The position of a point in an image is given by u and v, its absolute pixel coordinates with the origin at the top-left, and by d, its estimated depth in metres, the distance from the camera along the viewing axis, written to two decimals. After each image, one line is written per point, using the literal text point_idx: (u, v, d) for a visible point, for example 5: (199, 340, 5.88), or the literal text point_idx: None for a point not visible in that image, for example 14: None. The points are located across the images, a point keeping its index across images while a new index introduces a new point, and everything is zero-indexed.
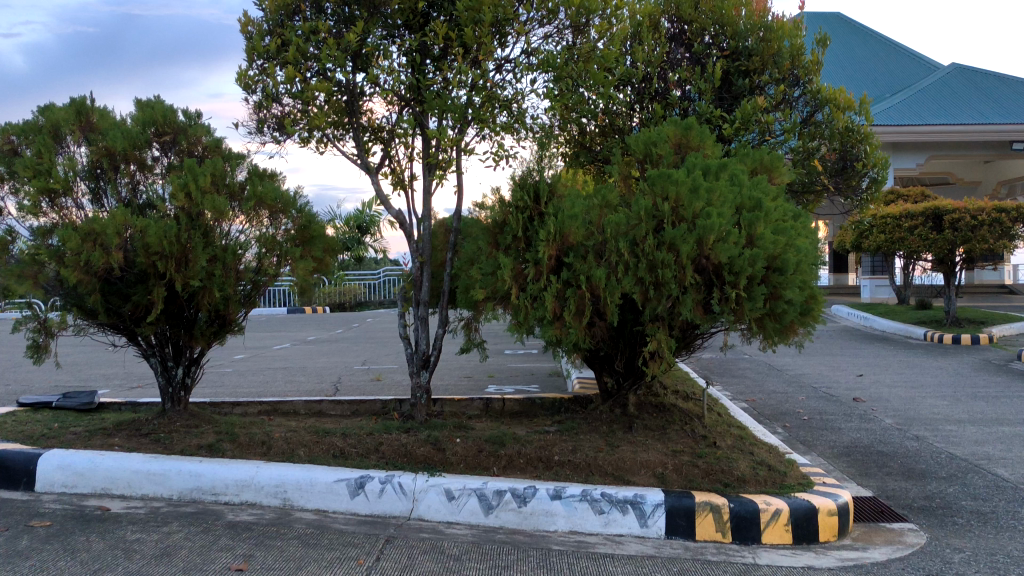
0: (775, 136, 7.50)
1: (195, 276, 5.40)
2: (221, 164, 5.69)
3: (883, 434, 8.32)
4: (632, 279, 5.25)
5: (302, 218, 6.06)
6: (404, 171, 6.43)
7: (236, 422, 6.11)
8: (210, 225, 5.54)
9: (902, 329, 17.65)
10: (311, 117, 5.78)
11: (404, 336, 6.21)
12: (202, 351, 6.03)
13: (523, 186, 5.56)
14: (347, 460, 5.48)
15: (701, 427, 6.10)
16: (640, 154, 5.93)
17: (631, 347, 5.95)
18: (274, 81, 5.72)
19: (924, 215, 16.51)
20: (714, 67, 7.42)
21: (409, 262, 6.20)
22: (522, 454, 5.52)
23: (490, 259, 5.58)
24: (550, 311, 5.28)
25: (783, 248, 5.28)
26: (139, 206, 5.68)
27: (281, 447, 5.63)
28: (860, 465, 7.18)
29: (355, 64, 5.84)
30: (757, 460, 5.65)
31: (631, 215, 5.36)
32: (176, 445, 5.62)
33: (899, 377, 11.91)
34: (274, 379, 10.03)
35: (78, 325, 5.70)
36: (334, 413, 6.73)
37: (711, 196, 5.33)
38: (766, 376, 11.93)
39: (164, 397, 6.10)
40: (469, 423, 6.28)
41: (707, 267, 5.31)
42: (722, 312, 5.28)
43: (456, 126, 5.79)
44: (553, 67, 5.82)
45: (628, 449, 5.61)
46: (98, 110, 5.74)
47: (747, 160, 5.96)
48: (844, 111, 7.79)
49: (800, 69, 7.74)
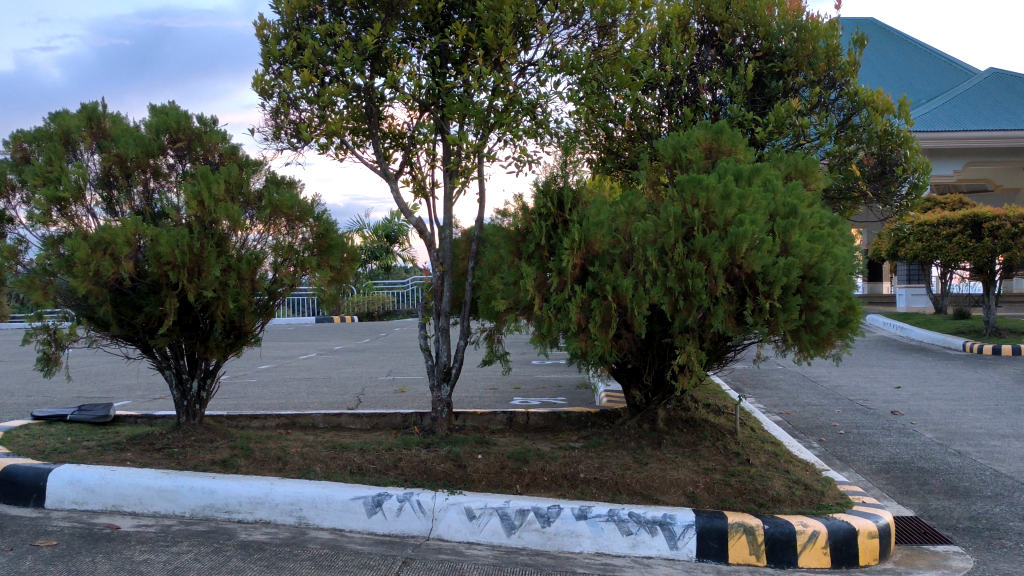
0: (810, 140, 7.23)
1: (208, 287, 5.23)
2: (236, 171, 5.54)
3: (923, 450, 8.01)
4: (661, 289, 5.01)
5: (319, 226, 5.90)
6: (425, 179, 6.29)
7: (252, 436, 5.94)
8: (224, 233, 5.38)
9: (939, 338, 17.20)
10: (328, 123, 5.61)
11: (425, 348, 6.01)
12: (217, 363, 5.88)
13: (546, 193, 5.35)
14: (365, 477, 5.29)
15: (734, 443, 5.84)
16: (669, 160, 5.70)
17: (660, 360, 5.71)
18: (290, 85, 5.57)
19: (963, 222, 16.11)
20: (746, 69, 7.18)
21: (430, 271, 6.00)
22: (547, 471, 5.30)
23: (512, 268, 5.37)
24: (575, 322, 5.05)
25: (819, 257, 5.04)
26: (153, 215, 5.55)
27: (297, 462, 5.45)
28: (900, 482, 6.88)
29: (374, 67, 5.66)
30: (793, 479, 5.38)
31: (659, 223, 5.14)
32: (189, 460, 5.45)
33: (939, 389, 11.54)
34: (297, 390, 9.88)
35: (90, 337, 5.56)
36: (354, 427, 6.55)
37: (743, 203, 5.10)
38: (800, 387, 11.61)
39: (179, 410, 5.95)
40: (491, 438, 6.07)
41: (739, 276, 5.07)
42: (755, 324, 5.04)
43: (479, 131, 5.62)
44: (578, 69, 5.61)
45: (657, 466, 5.37)
46: (111, 117, 5.64)
47: (780, 165, 5.74)
48: (883, 114, 7.46)
49: (836, 70, 7.44)
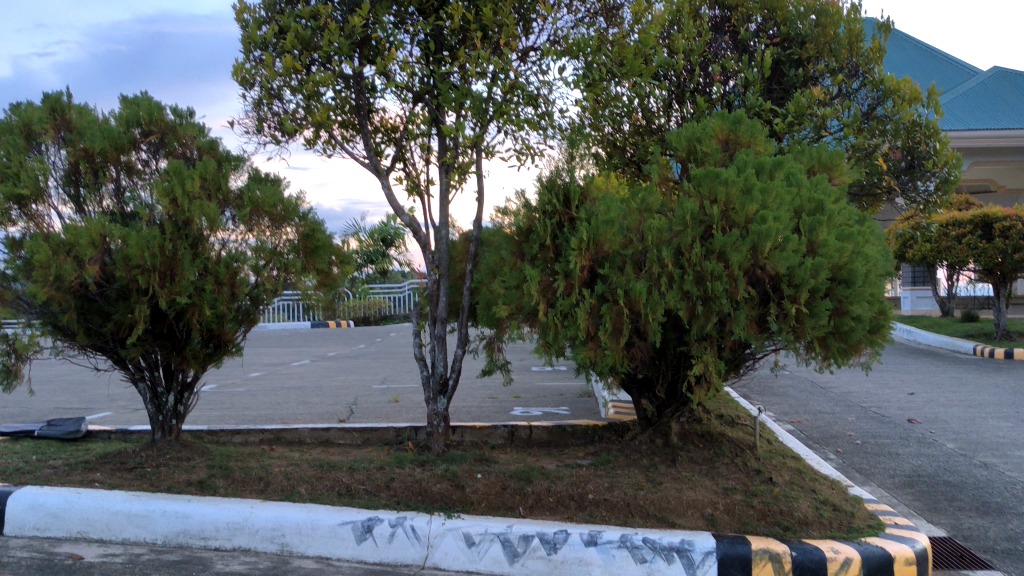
0: (831, 132, 6.80)
1: (182, 292, 4.78)
2: (213, 166, 5.11)
3: (946, 461, 7.57)
4: (678, 293, 4.59)
5: (305, 225, 5.45)
6: (420, 176, 5.88)
7: (233, 454, 5.49)
8: (201, 234, 4.95)
9: (948, 341, 16.77)
10: (313, 113, 5.17)
11: (420, 357, 5.58)
12: (196, 375, 5.42)
13: (551, 188, 4.92)
14: (353, 499, 4.84)
15: (755, 460, 5.40)
16: (683, 152, 5.29)
17: (674, 370, 5.27)
18: (271, 73, 5.11)
19: (972, 223, 15.70)
20: (762, 56, 6.80)
21: (425, 275, 5.57)
22: (552, 491, 4.86)
23: (514, 271, 4.95)
24: (583, 330, 4.61)
25: (849, 258, 4.61)
26: (123, 214, 5.11)
27: (280, 483, 5.00)
28: (927, 498, 6.45)
29: (363, 53, 5.24)
30: (819, 500, 4.95)
31: (674, 221, 4.72)
32: (163, 481, 5.01)
33: (954, 395, 11.11)
34: (287, 400, 9.43)
35: (56, 346, 5.11)
36: (343, 442, 6.10)
37: (765, 197, 4.68)
38: (810, 394, 11.18)
39: (153, 426, 5.49)
40: (491, 454, 5.63)
41: (762, 279, 4.64)
42: (780, 331, 4.60)
43: (479, 122, 5.23)
44: (584, 53, 5.17)
45: (672, 486, 4.93)
46: (77, 107, 5.18)
47: (801, 158, 5.34)
48: (910, 102, 7.02)
49: (859, 58, 7.08)
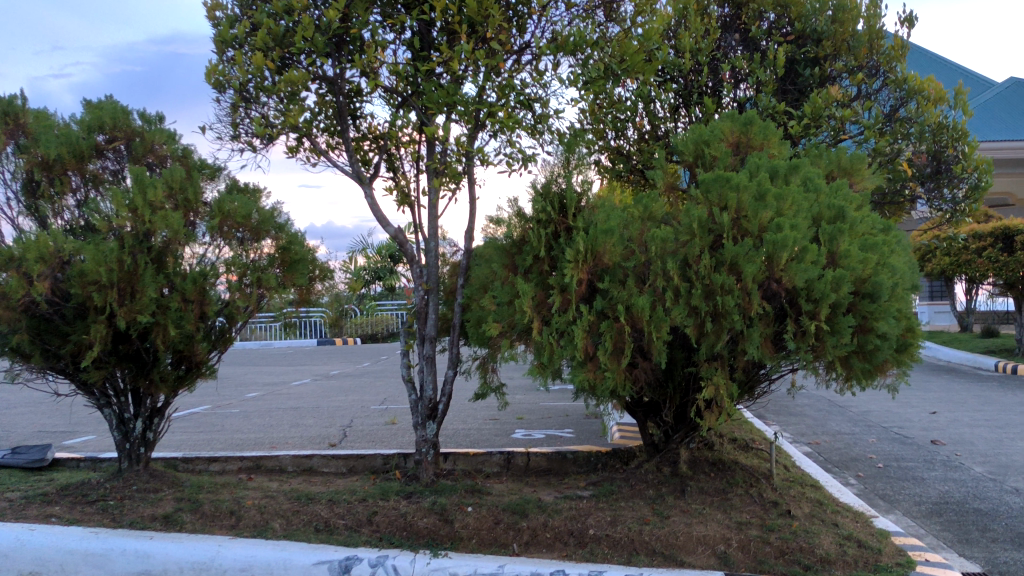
0: (851, 136, 6.40)
1: (143, 310, 4.40)
2: (181, 173, 4.75)
3: (975, 487, 7.10)
4: (684, 309, 4.17)
5: (283, 238, 5.14)
6: (410, 186, 5.50)
7: (205, 485, 5.09)
8: (166, 247, 4.59)
9: (969, 357, 16.23)
10: (287, 116, 4.79)
11: (407, 379, 5.17)
12: (166, 400, 5.03)
13: (545, 196, 4.55)
14: (331, 536, 4.40)
15: (771, 490, 4.95)
16: (691, 156, 4.89)
17: (683, 393, 4.85)
18: (241, 72, 4.74)
19: (993, 235, 15.16)
20: (776, 54, 6.40)
21: (413, 291, 5.18)
22: (549, 526, 4.42)
23: (506, 285, 4.56)
24: (580, 350, 4.19)
25: (874, 269, 4.20)
26: (83, 227, 4.75)
27: (253, 518, 4.58)
28: (957, 528, 5.98)
29: (340, 53, 4.88)
30: (843, 535, 4.49)
31: (680, 230, 4.32)
32: (125, 516, 4.59)
33: (979, 414, 10.61)
34: (279, 422, 9.04)
35: (11, 370, 4.75)
36: (327, 470, 5.69)
37: (780, 204, 4.28)
38: (827, 414, 10.71)
39: (120, 454, 5.08)
40: (484, 484, 5.21)
41: (778, 292, 4.22)
42: (798, 350, 4.18)
43: (470, 125, 4.85)
44: (582, 49, 4.79)
45: (680, 520, 4.49)
46: (35, 111, 4.86)
47: (821, 162, 4.91)
48: (935, 104, 6.60)
49: (879, 57, 6.72)
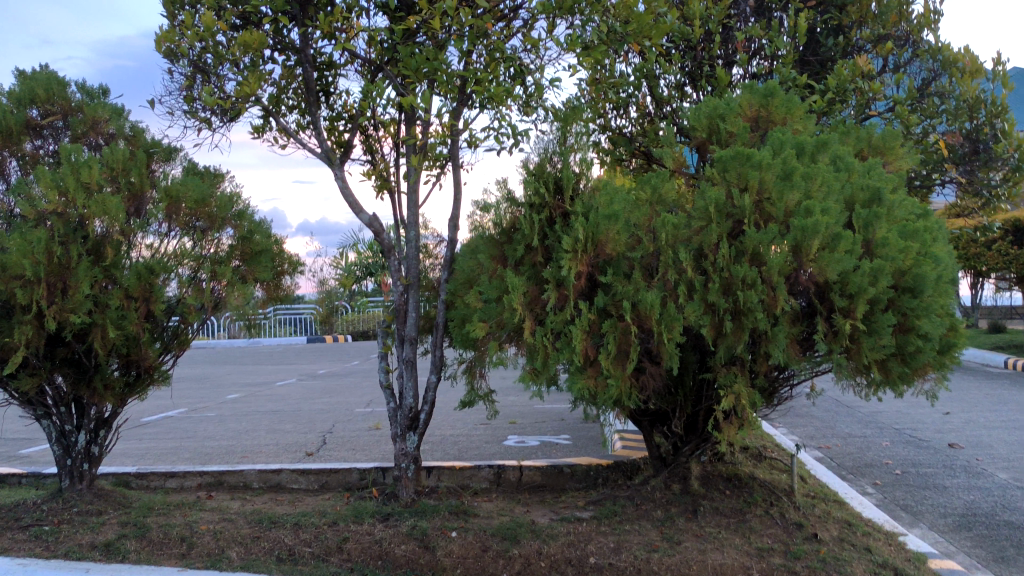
0: (879, 112, 5.88)
1: (78, 309, 3.84)
2: (126, 151, 4.20)
3: (1004, 497, 6.56)
4: (699, 306, 3.62)
5: (244, 226, 4.58)
6: (389, 169, 4.94)
7: (156, 506, 4.53)
8: (106, 236, 4.03)
9: (978, 355, 15.69)
10: (244, 85, 4.24)
11: (385, 385, 4.61)
12: (114, 409, 4.46)
13: (539, 177, 3.99)
14: (295, 567, 3.84)
15: (794, 509, 4.40)
16: (704, 133, 4.36)
17: (695, 401, 4.31)
18: (190, 36, 4.16)
19: (1003, 228, 14.59)
20: (794, 22, 5.87)
21: (391, 287, 4.62)
22: (545, 554, 3.86)
23: (495, 280, 4.01)
24: (579, 353, 3.64)
25: (916, 260, 3.65)
26: (14, 215, 4.19)
27: (206, 546, 4.02)
28: (992, 545, 5.44)
29: (305, 13, 4.33)
30: (878, 562, 3.95)
31: (694, 215, 3.77)
32: (61, 544, 4.02)
33: (996, 415, 10.08)
34: (256, 426, 8.48)
35: None
36: (297, 487, 5.13)
37: (809, 185, 3.73)
38: (836, 416, 10.18)
39: (61, 471, 4.50)
40: (471, 503, 4.65)
41: (806, 287, 3.67)
42: (830, 352, 3.63)
43: (454, 98, 4.30)
44: (581, 8, 4.24)
45: (693, 547, 3.94)
46: None
47: (850, 139, 4.38)
48: (971, 76, 6.13)
49: (908, 25, 6.29)
